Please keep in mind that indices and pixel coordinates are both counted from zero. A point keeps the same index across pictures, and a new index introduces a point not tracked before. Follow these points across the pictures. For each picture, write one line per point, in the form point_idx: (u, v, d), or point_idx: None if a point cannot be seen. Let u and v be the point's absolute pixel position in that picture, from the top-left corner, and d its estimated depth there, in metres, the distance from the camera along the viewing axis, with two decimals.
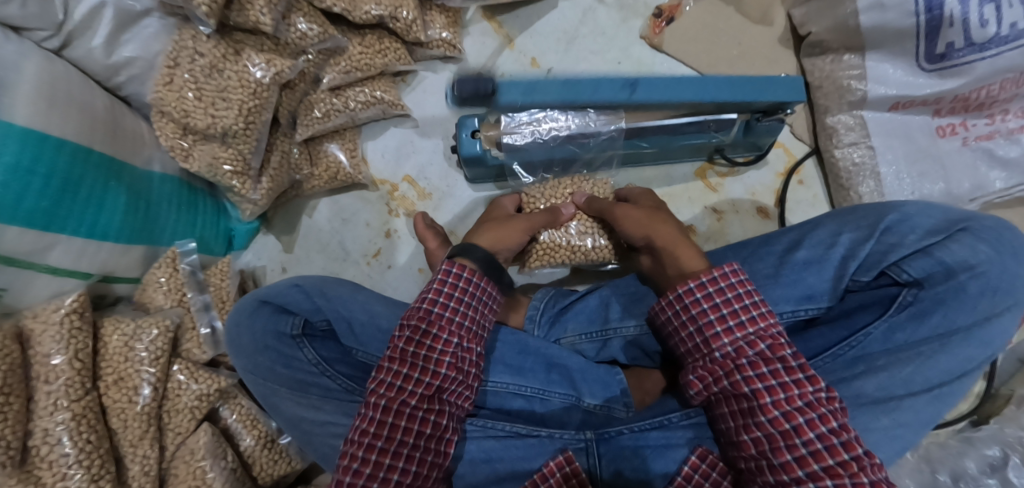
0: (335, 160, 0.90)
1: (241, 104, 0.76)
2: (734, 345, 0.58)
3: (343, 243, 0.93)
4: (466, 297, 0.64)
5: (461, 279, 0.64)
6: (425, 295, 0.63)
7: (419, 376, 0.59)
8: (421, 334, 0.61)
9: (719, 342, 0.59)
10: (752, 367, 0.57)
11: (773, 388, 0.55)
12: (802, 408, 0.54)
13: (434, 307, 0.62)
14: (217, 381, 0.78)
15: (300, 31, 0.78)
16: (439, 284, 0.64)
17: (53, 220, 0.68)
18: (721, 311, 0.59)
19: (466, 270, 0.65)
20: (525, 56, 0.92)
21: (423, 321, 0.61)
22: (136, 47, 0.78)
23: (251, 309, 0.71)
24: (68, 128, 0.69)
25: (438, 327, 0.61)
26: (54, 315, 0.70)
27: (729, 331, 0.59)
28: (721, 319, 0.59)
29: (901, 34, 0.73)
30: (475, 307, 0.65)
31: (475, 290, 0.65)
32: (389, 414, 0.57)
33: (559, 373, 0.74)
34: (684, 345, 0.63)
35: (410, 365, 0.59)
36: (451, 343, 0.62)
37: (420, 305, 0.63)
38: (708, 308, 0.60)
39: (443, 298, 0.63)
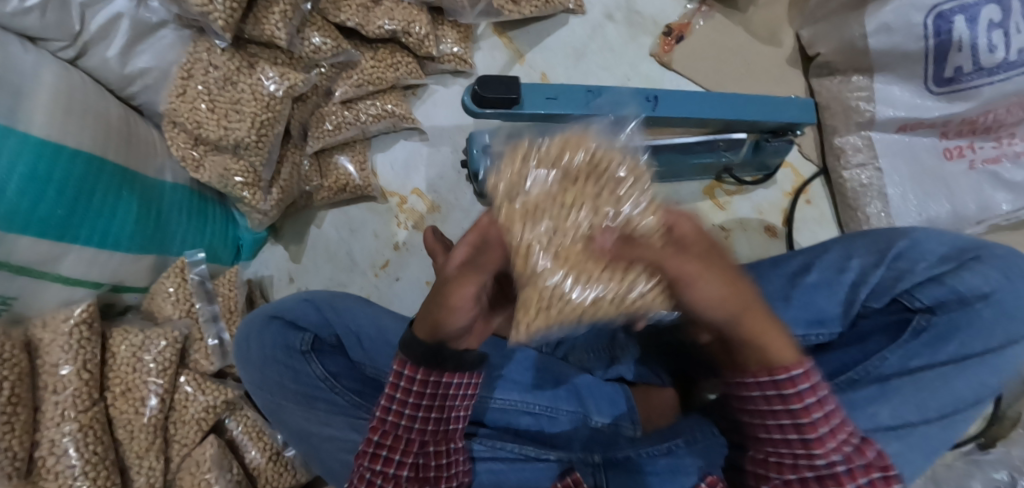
0: (344, 172, 0.90)
1: (254, 117, 0.77)
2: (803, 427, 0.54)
3: (350, 253, 0.93)
4: (423, 401, 0.58)
5: (411, 384, 0.57)
6: (382, 400, 0.59)
7: (383, 486, 0.57)
8: (378, 444, 0.58)
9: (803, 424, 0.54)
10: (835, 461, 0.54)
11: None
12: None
13: (388, 416, 0.58)
14: (224, 393, 0.78)
15: (313, 45, 0.79)
16: (392, 388, 0.58)
17: (67, 229, 0.68)
18: (803, 400, 0.53)
19: (417, 375, 0.57)
20: (535, 70, 0.92)
21: (377, 431, 0.59)
22: (150, 57, 0.79)
23: (260, 324, 0.71)
24: (83, 137, 0.69)
25: (393, 438, 0.58)
26: (64, 325, 0.69)
27: (807, 413, 0.53)
28: (807, 411, 0.53)
29: (909, 56, 0.74)
30: (432, 409, 0.59)
31: (426, 392, 0.57)
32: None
33: (568, 390, 0.74)
34: (768, 430, 0.57)
35: (375, 476, 0.57)
36: (409, 454, 0.58)
37: (378, 410, 0.60)
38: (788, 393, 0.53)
39: (392, 403, 0.58)
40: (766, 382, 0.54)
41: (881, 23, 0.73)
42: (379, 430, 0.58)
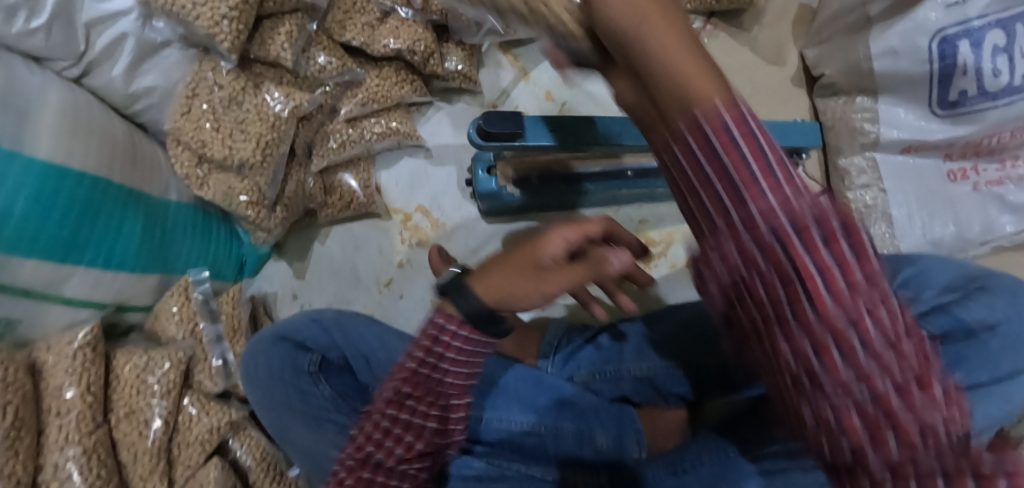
0: (349, 188, 0.89)
1: (260, 137, 0.77)
2: (765, 264, 0.31)
3: (355, 270, 0.93)
4: (465, 354, 0.47)
5: (460, 334, 0.46)
6: (420, 344, 0.47)
7: (401, 436, 0.49)
8: (403, 396, 0.48)
9: (748, 251, 0.32)
10: (801, 307, 0.31)
11: (846, 374, 0.32)
12: (870, 343, 0.31)
13: (427, 368, 0.47)
14: (228, 414, 0.77)
15: (319, 65, 0.79)
16: (436, 336, 0.46)
17: (72, 251, 0.68)
18: (744, 195, 0.31)
19: (466, 326, 0.46)
20: (540, 88, 0.94)
21: (409, 384, 0.47)
22: (156, 76, 0.78)
23: (267, 344, 0.71)
24: (88, 158, 0.69)
25: (429, 392, 0.48)
26: (68, 348, 0.70)
27: (761, 235, 0.31)
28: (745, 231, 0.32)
29: (915, 80, 0.74)
30: (474, 364, 0.49)
31: (473, 345, 0.47)
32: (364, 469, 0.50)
33: (573, 411, 0.73)
34: (707, 219, 0.34)
35: (392, 425, 0.49)
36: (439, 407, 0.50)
37: (404, 356, 0.48)
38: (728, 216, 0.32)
39: (431, 355, 0.47)
40: (710, 181, 0.32)
41: (887, 46, 0.74)
42: (409, 384, 0.47)
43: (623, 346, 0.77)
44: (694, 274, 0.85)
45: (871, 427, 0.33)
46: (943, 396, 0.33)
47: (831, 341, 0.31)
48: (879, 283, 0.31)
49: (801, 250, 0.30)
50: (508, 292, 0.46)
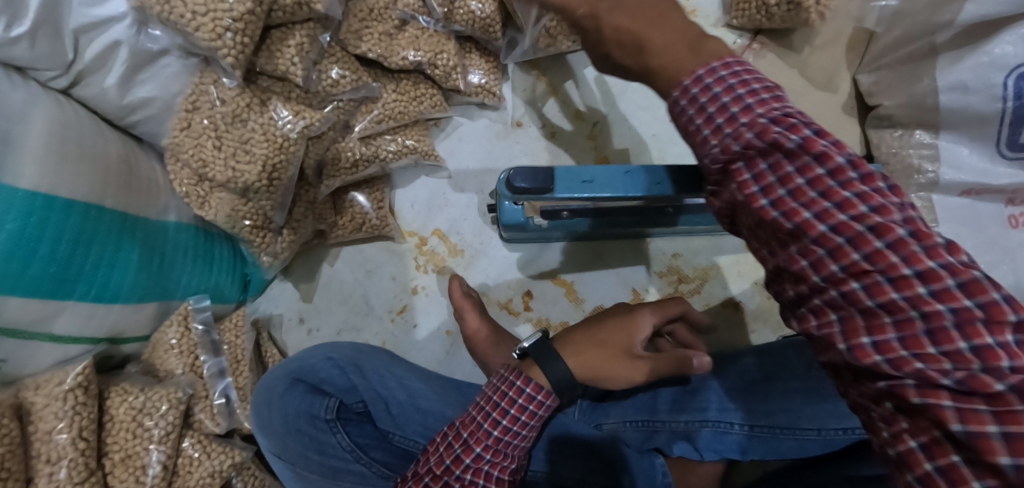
0: (361, 210, 0.84)
1: (266, 159, 0.70)
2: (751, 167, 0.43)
3: (365, 297, 0.88)
4: (530, 425, 0.58)
5: (535, 402, 0.57)
6: (496, 411, 0.57)
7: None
8: (479, 458, 0.56)
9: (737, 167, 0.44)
10: (784, 194, 0.41)
11: (825, 279, 0.39)
12: (843, 224, 0.38)
13: (504, 432, 0.57)
14: (231, 455, 0.73)
15: (332, 78, 0.73)
16: (515, 404, 0.57)
17: (61, 287, 0.62)
18: (726, 115, 0.45)
19: (543, 395, 0.58)
20: (569, 106, 0.87)
21: (488, 447, 0.57)
22: (153, 87, 0.71)
23: (282, 387, 0.66)
24: (78, 185, 0.62)
25: (500, 454, 0.57)
26: (58, 390, 0.64)
27: (738, 139, 0.44)
28: (732, 124, 0.45)
29: (983, 119, 0.68)
30: (535, 428, 0.60)
31: (542, 412, 0.58)
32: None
33: (605, 466, 0.67)
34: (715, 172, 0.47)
35: (465, 484, 0.56)
36: (507, 471, 0.58)
37: (480, 419, 0.57)
38: (724, 130, 0.45)
39: (508, 421, 0.57)
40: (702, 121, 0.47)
41: (956, 80, 0.68)
42: (488, 446, 0.56)
43: (658, 396, 0.73)
44: (730, 315, 0.80)
45: (901, 340, 0.36)
46: (965, 352, 0.34)
47: (800, 226, 0.40)
48: (858, 204, 0.38)
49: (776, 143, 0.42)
50: (592, 369, 0.62)
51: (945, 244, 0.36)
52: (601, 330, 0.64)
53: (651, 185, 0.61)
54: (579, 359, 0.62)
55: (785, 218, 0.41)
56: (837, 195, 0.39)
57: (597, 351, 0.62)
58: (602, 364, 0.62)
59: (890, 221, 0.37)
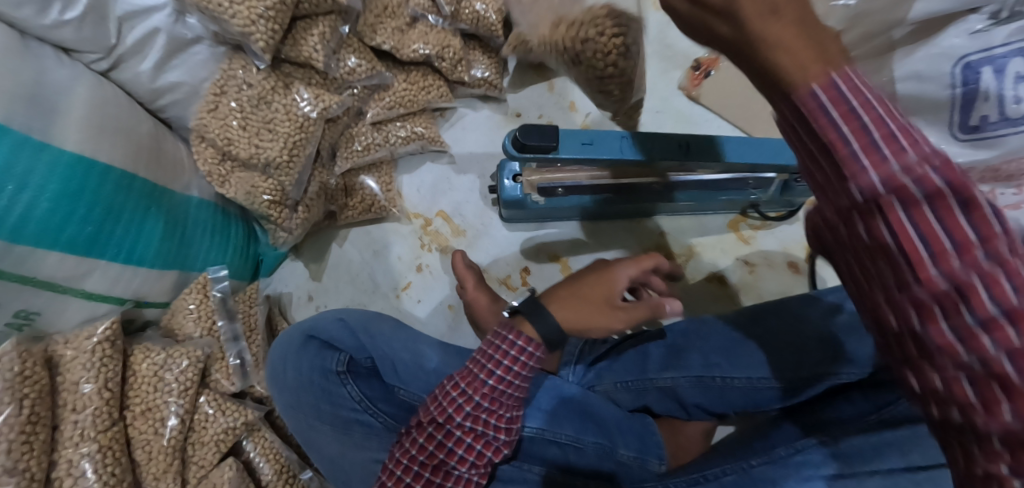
0: (369, 191, 0.90)
1: (287, 137, 0.77)
2: (888, 185, 0.28)
3: (372, 276, 0.92)
4: (524, 376, 0.62)
5: (526, 354, 0.61)
6: (491, 364, 0.61)
7: (473, 443, 0.61)
8: (478, 406, 0.61)
9: (863, 178, 0.29)
10: (924, 239, 0.28)
11: (954, 331, 0.28)
12: (994, 320, 0.26)
13: (499, 382, 0.61)
14: (244, 414, 0.77)
15: (349, 67, 0.80)
16: (509, 354, 0.61)
17: (94, 246, 0.67)
18: (846, 112, 0.29)
19: (533, 346, 0.61)
20: (565, 99, 0.95)
21: (485, 396, 0.61)
22: (182, 73, 0.77)
23: (298, 344, 0.70)
24: (115, 153, 0.68)
25: (497, 404, 0.62)
26: (87, 343, 0.68)
27: (875, 161, 0.29)
28: (860, 132, 0.29)
29: None
30: (529, 377, 0.64)
31: (534, 362, 0.62)
32: (437, 472, 0.61)
33: (596, 423, 0.73)
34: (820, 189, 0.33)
35: (465, 431, 0.61)
36: (505, 419, 0.63)
37: (478, 371, 0.61)
38: (861, 131, 0.29)
39: (503, 371, 0.61)
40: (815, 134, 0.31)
41: None
42: (486, 395, 0.61)
43: (648, 357, 0.77)
44: (714, 289, 0.86)
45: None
46: None
47: (940, 306, 0.28)
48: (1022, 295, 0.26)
49: (924, 196, 0.27)
50: (578, 321, 0.65)
51: None
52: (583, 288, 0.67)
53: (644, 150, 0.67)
54: (569, 313, 0.65)
55: (934, 270, 0.28)
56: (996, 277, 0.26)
57: (582, 305, 0.65)
58: (587, 315, 0.64)
59: None
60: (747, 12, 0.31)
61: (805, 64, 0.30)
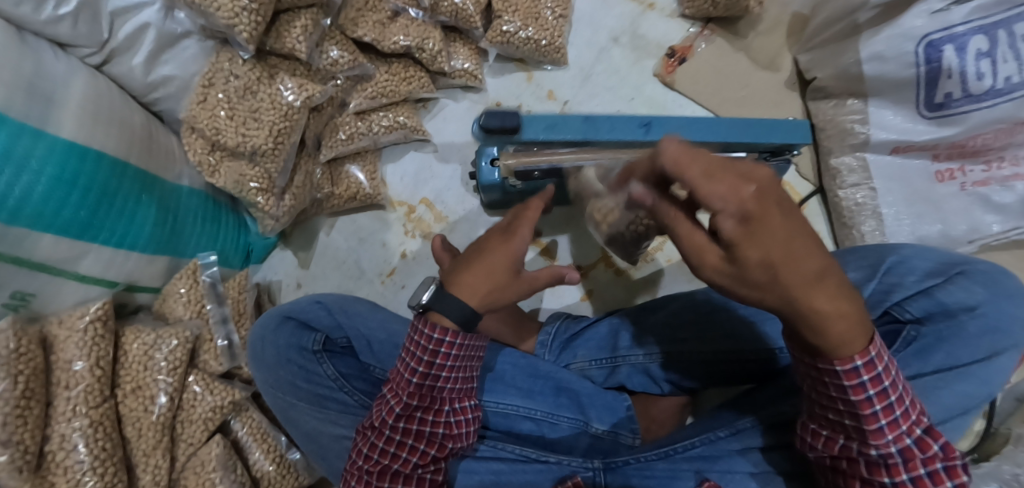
0: (355, 180, 0.93)
1: (272, 126, 0.80)
2: (898, 444, 0.50)
3: (358, 262, 0.97)
4: (450, 368, 0.60)
5: (445, 346, 0.59)
6: (413, 364, 0.60)
7: (415, 444, 0.61)
8: (409, 407, 0.61)
9: (882, 440, 0.50)
10: (907, 468, 0.50)
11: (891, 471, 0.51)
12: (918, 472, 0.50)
13: (425, 381, 0.60)
14: (231, 393, 0.81)
15: (331, 58, 0.83)
16: (427, 351, 0.59)
17: (88, 230, 0.67)
18: (881, 389, 0.49)
19: (449, 335, 0.59)
20: (542, 88, 0.99)
21: (415, 396, 0.60)
22: (174, 66, 0.79)
23: (274, 324, 0.72)
24: (108, 141, 0.69)
25: (430, 400, 0.61)
26: (79, 322, 0.70)
27: (890, 428, 0.50)
28: (887, 411, 0.50)
29: (902, 84, 0.79)
30: (461, 366, 0.62)
31: (460, 350, 0.60)
32: (385, 477, 0.61)
33: (569, 398, 0.75)
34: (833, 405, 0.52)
35: (404, 433, 0.61)
36: (443, 413, 0.62)
37: (403, 373, 0.61)
38: (888, 407, 0.50)
39: (426, 369, 0.60)
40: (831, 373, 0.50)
41: (874, 51, 0.79)
42: (412, 395, 0.60)
43: (619, 334, 0.78)
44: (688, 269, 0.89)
45: None
46: None
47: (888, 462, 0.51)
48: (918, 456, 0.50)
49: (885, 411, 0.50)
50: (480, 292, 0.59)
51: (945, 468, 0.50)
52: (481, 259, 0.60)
53: (601, 129, 0.72)
54: (475, 280, 0.59)
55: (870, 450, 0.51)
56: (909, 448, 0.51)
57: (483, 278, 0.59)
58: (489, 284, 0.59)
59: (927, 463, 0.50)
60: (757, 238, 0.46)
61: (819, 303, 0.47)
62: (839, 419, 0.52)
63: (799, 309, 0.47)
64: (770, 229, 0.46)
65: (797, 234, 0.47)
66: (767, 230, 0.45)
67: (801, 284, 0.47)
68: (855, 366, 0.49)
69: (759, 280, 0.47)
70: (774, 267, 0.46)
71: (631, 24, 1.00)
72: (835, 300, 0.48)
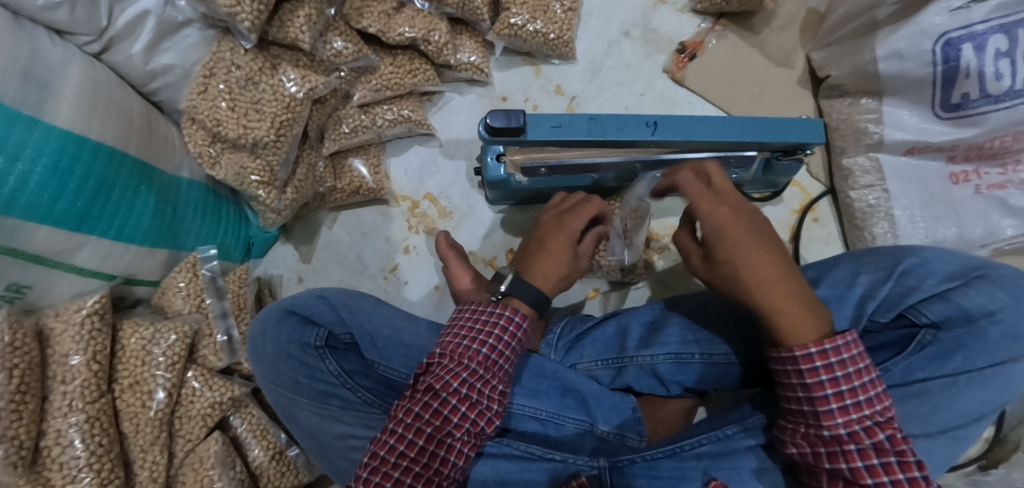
0: (358, 174, 0.92)
1: (275, 117, 0.78)
2: (850, 429, 0.52)
3: (361, 257, 0.95)
4: (514, 344, 0.61)
5: (514, 324, 0.61)
6: (480, 334, 0.60)
7: (467, 411, 0.57)
8: (474, 374, 0.58)
9: (832, 422, 0.53)
10: (862, 455, 0.51)
11: (848, 462, 0.52)
12: (875, 464, 0.51)
13: (491, 351, 0.60)
14: (230, 389, 0.79)
15: (335, 49, 0.81)
16: (496, 324, 0.61)
17: (85, 222, 0.65)
18: (832, 376, 0.53)
19: (519, 315, 0.62)
20: (550, 83, 0.97)
21: (479, 363, 0.59)
22: (174, 56, 0.76)
23: (276, 318, 0.71)
24: (106, 131, 0.67)
25: (491, 372, 0.59)
26: (76, 316, 0.69)
27: (841, 413, 0.53)
28: (840, 396, 0.53)
29: (919, 83, 0.77)
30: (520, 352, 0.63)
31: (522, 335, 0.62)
32: (431, 442, 0.56)
33: (574, 398, 0.74)
34: (793, 393, 0.56)
35: (460, 399, 0.57)
36: (498, 391, 0.60)
37: (468, 342, 0.60)
38: (841, 392, 0.53)
39: (493, 341, 0.60)
40: (787, 358, 0.55)
41: (892, 49, 0.77)
42: (479, 363, 0.59)
43: (627, 334, 0.77)
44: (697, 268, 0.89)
45: None
46: None
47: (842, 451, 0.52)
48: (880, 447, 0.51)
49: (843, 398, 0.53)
50: (556, 284, 0.68)
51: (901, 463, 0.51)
52: (551, 253, 0.68)
53: (608, 129, 0.67)
54: (544, 266, 0.67)
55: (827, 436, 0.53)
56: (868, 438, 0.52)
57: (558, 267, 0.67)
58: (565, 273, 0.68)
59: (886, 456, 0.51)
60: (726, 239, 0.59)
61: (783, 300, 0.56)
62: (798, 406, 0.55)
63: (763, 305, 0.57)
64: (736, 239, 0.58)
65: (763, 237, 0.58)
66: (729, 233, 0.59)
67: (763, 284, 0.57)
68: (809, 353, 0.54)
69: (726, 275, 0.60)
70: (734, 264, 0.58)
71: (641, 18, 0.98)
72: (804, 306, 0.56)
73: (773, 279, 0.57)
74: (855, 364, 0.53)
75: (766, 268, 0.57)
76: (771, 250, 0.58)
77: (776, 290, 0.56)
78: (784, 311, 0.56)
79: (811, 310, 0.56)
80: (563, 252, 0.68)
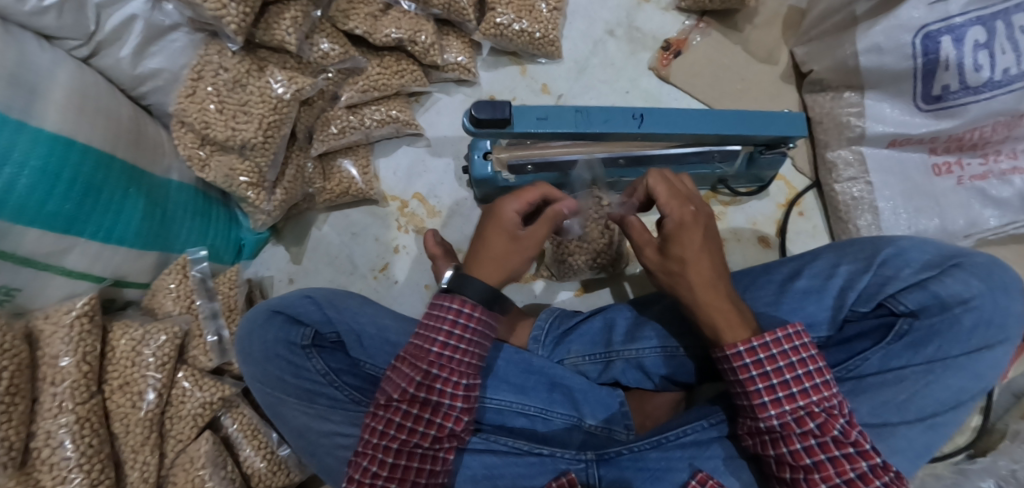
0: (347, 175, 0.93)
1: (262, 119, 0.79)
2: (782, 420, 0.54)
3: (351, 257, 0.96)
4: (472, 337, 0.60)
5: (463, 317, 0.59)
6: (430, 336, 0.59)
7: (429, 418, 0.58)
8: (429, 377, 0.58)
9: (765, 413, 0.54)
10: (801, 438, 0.53)
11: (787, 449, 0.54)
12: (813, 448, 0.53)
13: (444, 350, 0.59)
14: (222, 389, 0.80)
15: (322, 50, 0.82)
16: (446, 322, 0.59)
17: (74, 223, 0.66)
18: (762, 371, 0.54)
19: (468, 305, 0.59)
20: (537, 82, 0.98)
21: (431, 364, 0.59)
22: (162, 59, 0.77)
23: (263, 318, 0.71)
24: (94, 133, 0.67)
25: (447, 371, 0.59)
26: (65, 317, 0.70)
27: (773, 405, 0.54)
28: (771, 389, 0.54)
29: (899, 75, 0.78)
30: (481, 342, 0.61)
31: (477, 325, 0.60)
32: (402, 457, 0.58)
33: (562, 393, 0.74)
34: (734, 390, 0.57)
35: (417, 406, 0.58)
36: (461, 387, 0.59)
37: (423, 345, 0.59)
38: (772, 386, 0.54)
39: (444, 339, 0.59)
40: (722, 358, 0.57)
41: (872, 43, 0.78)
42: (429, 365, 0.58)
43: (613, 328, 0.78)
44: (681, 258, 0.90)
45: None
46: None
47: (783, 439, 0.54)
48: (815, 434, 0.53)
49: (777, 390, 0.54)
50: (501, 275, 0.62)
51: (837, 443, 0.53)
52: (485, 240, 0.63)
53: (594, 122, 0.68)
54: (484, 251, 0.63)
55: (765, 427, 0.55)
56: (805, 427, 0.53)
57: (495, 250, 0.62)
58: (508, 261, 0.62)
59: (824, 441, 0.53)
60: (672, 237, 0.60)
61: (710, 302, 0.58)
62: (739, 401, 0.57)
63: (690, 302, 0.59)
64: (688, 237, 0.59)
65: (708, 240, 0.60)
66: (673, 227, 0.60)
67: (699, 280, 0.58)
68: (739, 352, 0.55)
69: (673, 269, 0.60)
70: (684, 259, 0.59)
71: (626, 17, 0.99)
72: (733, 311, 0.58)
73: (701, 276, 0.58)
74: (789, 355, 0.54)
75: (699, 261, 0.59)
76: (710, 247, 0.60)
77: (696, 286, 0.58)
78: (710, 306, 0.58)
79: (747, 314, 0.59)
80: (502, 232, 0.63)
